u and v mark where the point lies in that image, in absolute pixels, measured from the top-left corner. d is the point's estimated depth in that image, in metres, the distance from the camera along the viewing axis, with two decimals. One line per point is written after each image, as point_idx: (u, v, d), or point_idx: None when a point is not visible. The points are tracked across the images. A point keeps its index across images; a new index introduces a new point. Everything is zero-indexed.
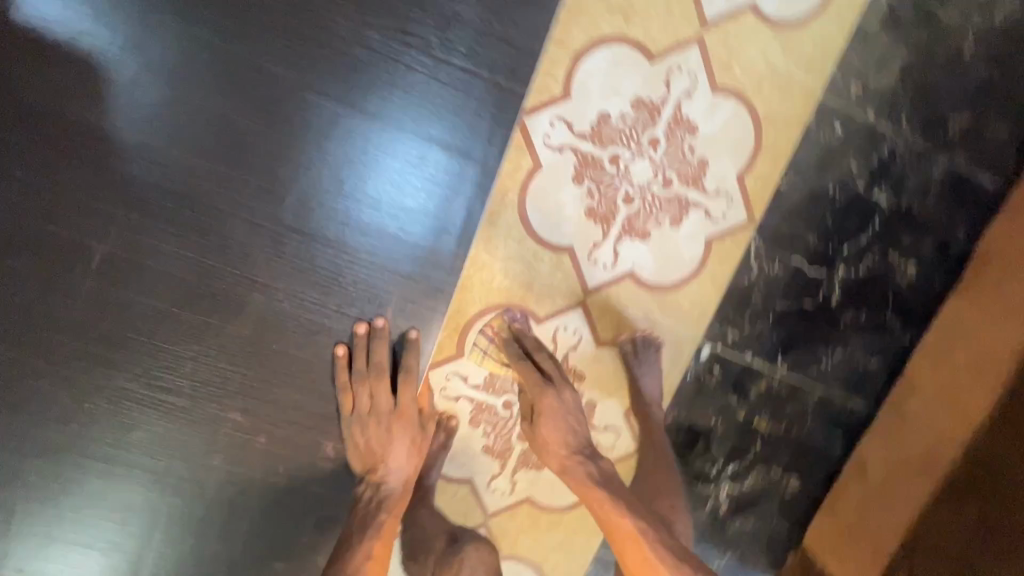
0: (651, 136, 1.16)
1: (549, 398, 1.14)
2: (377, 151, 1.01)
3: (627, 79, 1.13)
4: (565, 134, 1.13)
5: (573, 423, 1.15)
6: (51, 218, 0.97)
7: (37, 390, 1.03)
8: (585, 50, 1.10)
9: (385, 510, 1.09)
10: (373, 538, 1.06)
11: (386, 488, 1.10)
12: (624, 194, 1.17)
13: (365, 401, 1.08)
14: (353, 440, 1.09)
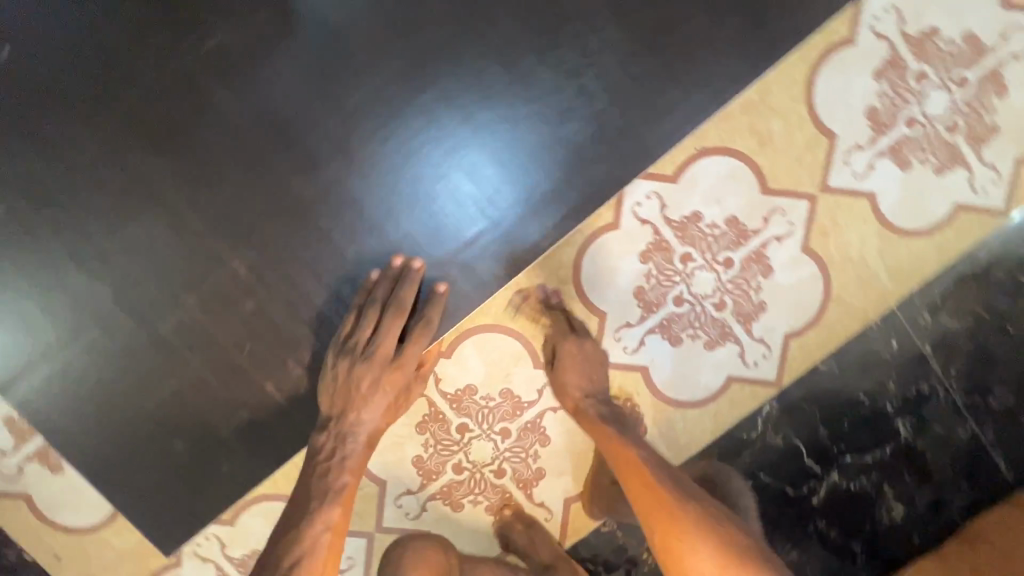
0: (728, 257, 1.14)
1: (571, 342, 1.08)
2: (458, 128, 1.01)
3: (733, 196, 1.13)
4: (654, 212, 1.12)
5: (590, 368, 1.09)
6: (175, 32, 0.98)
7: (55, 169, 0.99)
8: (711, 151, 1.12)
9: (346, 474, 0.96)
10: (333, 507, 0.92)
11: (348, 445, 0.98)
12: (677, 293, 1.15)
13: (366, 334, 0.98)
14: (336, 373, 0.98)
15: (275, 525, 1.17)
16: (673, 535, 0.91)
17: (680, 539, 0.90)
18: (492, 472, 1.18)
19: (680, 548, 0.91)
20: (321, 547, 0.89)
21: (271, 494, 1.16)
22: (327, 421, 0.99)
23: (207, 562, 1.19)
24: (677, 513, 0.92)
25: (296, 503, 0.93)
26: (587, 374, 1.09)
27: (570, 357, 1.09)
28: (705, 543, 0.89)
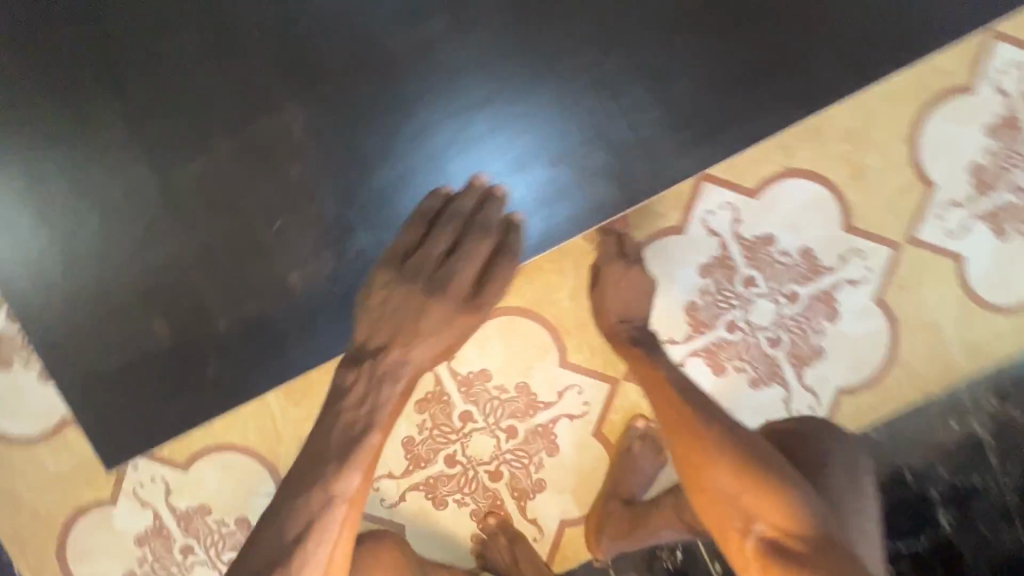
0: (794, 290, 1.04)
1: (617, 268, 0.94)
2: (472, 74, 0.78)
3: (813, 225, 1.03)
4: (725, 224, 1.02)
5: (635, 298, 0.93)
6: None
7: None
8: (799, 172, 1.02)
9: (375, 429, 0.71)
10: (359, 470, 0.68)
11: (383, 390, 0.72)
12: (731, 318, 1.04)
13: (437, 252, 0.74)
14: (391, 283, 0.73)
15: (234, 480, 1.04)
16: (694, 451, 0.82)
17: (700, 458, 0.81)
18: (488, 473, 1.05)
19: (699, 470, 0.81)
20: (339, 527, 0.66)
21: (240, 444, 1.03)
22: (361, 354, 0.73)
23: (147, 507, 1.04)
24: (702, 431, 0.82)
25: (291, 480, 0.68)
26: (624, 303, 0.94)
27: (613, 287, 0.94)
28: (728, 461, 0.79)
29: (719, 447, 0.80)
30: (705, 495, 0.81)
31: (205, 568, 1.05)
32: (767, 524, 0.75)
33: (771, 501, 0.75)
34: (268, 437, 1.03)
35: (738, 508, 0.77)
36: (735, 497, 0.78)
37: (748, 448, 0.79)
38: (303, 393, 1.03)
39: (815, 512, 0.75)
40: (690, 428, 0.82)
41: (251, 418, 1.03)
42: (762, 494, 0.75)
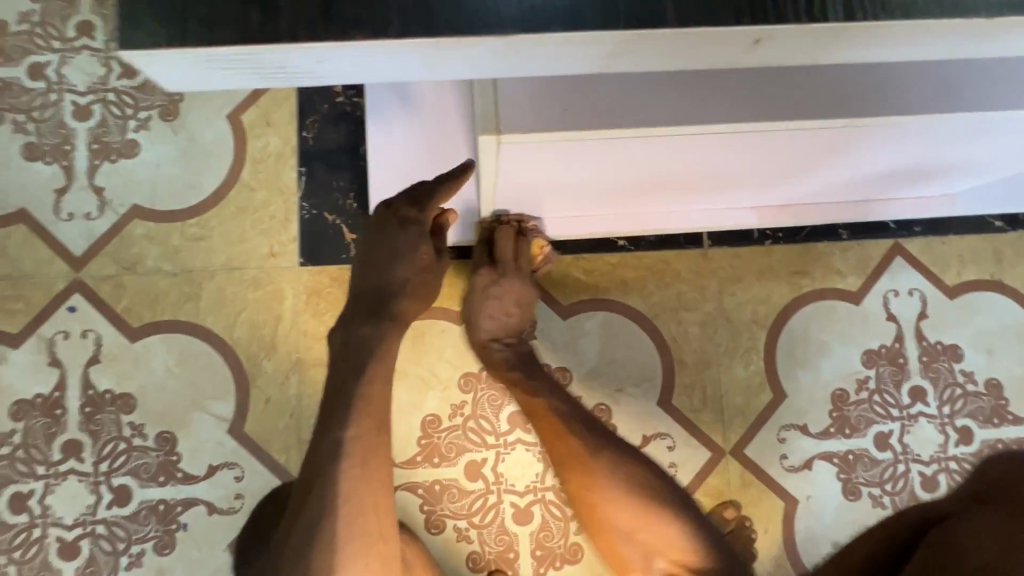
0: (967, 427, 0.81)
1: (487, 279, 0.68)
2: None
3: (1010, 358, 0.82)
4: (908, 314, 0.82)
5: (504, 311, 0.69)
6: None
7: None
8: (1009, 290, 0.83)
9: (380, 381, 0.52)
10: (367, 425, 0.50)
11: (384, 336, 0.53)
12: (885, 431, 0.80)
13: (429, 250, 0.58)
14: (398, 283, 0.56)
15: (187, 377, 0.75)
16: (571, 472, 0.62)
17: (579, 492, 0.61)
18: (513, 509, 0.75)
19: (586, 500, 0.61)
20: (358, 495, 0.49)
21: (218, 336, 0.76)
22: (362, 302, 0.55)
23: (56, 368, 0.74)
24: (585, 470, 0.60)
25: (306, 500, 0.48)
26: (500, 317, 0.69)
27: (483, 302, 0.69)
28: (609, 488, 0.60)
29: (597, 472, 0.60)
30: (602, 533, 0.62)
31: (82, 484, 0.72)
32: (659, 555, 0.59)
33: (657, 527, 0.58)
34: (257, 342, 0.76)
35: (632, 542, 0.60)
36: (627, 535, 0.60)
37: (635, 480, 0.59)
38: (328, 304, 0.77)
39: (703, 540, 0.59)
40: (571, 462, 0.62)
41: (249, 308, 0.77)
42: (653, 530, 0.59)
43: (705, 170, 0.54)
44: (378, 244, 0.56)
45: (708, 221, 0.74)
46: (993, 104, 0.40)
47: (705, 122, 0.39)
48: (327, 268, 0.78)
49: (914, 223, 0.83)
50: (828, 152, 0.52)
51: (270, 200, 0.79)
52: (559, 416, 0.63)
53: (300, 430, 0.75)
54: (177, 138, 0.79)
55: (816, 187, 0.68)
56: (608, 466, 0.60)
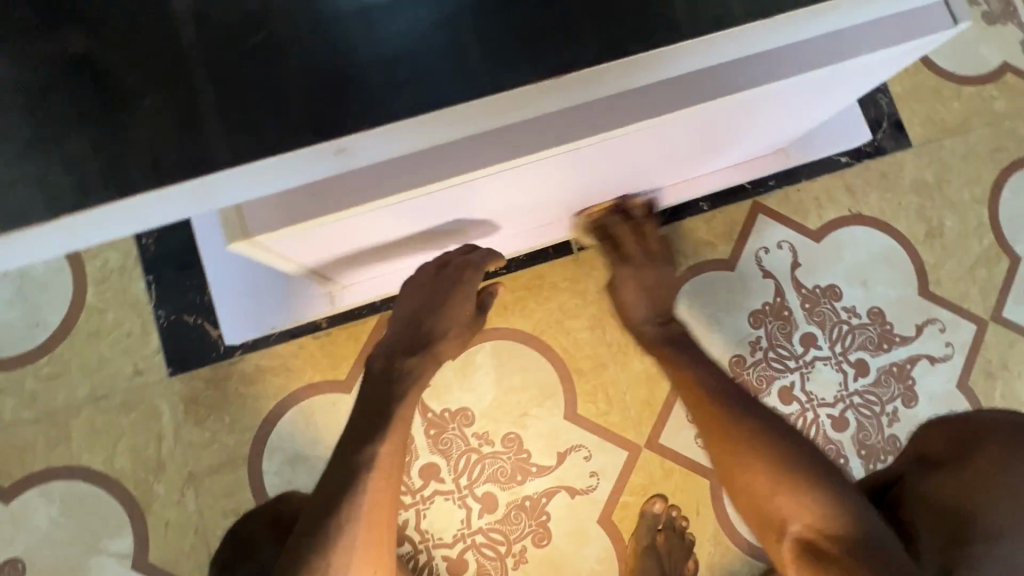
0: (862, 359, 0.83)
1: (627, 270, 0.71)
2: None
3: (886, 283, 0.85)
4: (783, 266, 0.84)
5: (653, 296, 0.71)
6: None
7: None
8: (868, 220, 0.86)
9: (411, 407, 0.59)
10: (395, 443, 0.55)
11: (422, 369, 0.61)
12: (786, 384, 0.82)
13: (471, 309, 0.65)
14: (441, 330, 0.62)
15: (75, 524, 0.71)
16: (716, 434, 0.62)
17: (721, 458, 0.62)
18: (447, 561, 0.74)
19: (728, 458, 0.61)
20: (376, 502, 0.52)
21: (100, 472, 0.72)
22: (412, 342, 0.61)
23: None
24: (732, 434, 0.61)
25: (331, 505, 0.50)
26: (650, 303, 0.71)
27: (630, 290, 0.71)
28: (757, 452, 0.59)
29: (746, 433, 0.60)
30: (738, 495, 0.61)
31: None
32: (798, 521, 0.56)
33: (799, 493, 0.56)
34: (141, 467, 0.73)
35: (773, 510, 0.58)
36: (766, 497, 0.58)
37: (800, 452, 0.58)
38: (209, 409, 0.74)
39: (864, 506, 0.54)
40: (714, 425, 0.63)
41: (126, 434, 0.73)
42: (807, 492, 0.56)
43: (512, 197, 0.54)
44: (432, 292, 0.61)
45: (559, 228, 0.76)
46: (725, 90, 0.40)
47: (449, 176, 0.39)
48: (199, 372, 0.75)
49: (767, 178, 0.85)
50: (621, 155, 0.51)
51: (124, 317, 0.75)
52: (705, 390, 0.65)
53: (210, 546, 0.72)
54: (7, 280, 0.75)
55: (638, 185, 0.70)
56: (755, 436, 0.60)
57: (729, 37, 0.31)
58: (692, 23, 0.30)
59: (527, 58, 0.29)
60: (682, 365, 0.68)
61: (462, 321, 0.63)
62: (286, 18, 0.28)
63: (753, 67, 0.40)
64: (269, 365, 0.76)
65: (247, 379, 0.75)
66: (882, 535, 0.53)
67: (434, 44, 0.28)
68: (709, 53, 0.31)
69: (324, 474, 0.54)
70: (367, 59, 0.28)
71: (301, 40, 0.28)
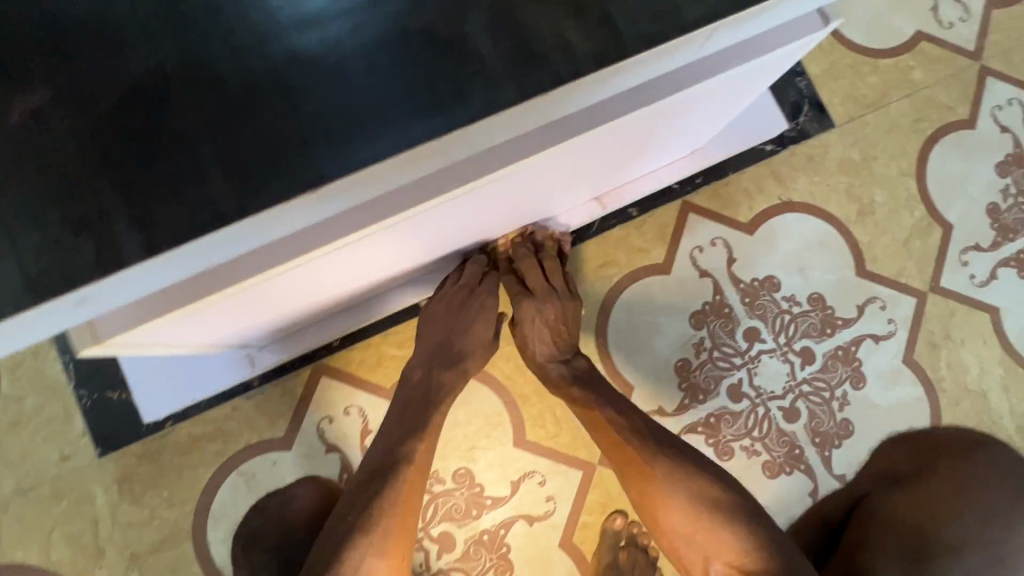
0: (807, 347, 0.83)
1: (528, 307, 0.68)
2: None
3: (823, 268, 0.85)
4: (719, 264, 0.84)
5: (554, 330, 0.70)
6: None
7: None
8: (799, 207, 0.86)
9: (436, 424, 0.67)
10: (426, 453, 0.65)
11: (454, 384, 0.68)
12: (734, 382, 0.82)
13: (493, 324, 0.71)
14: (468, 349, 0.69)
15: None
16: (637, 473, 0.64)
17: (642, 495, 0.64)
18: None
19: (651, 501, 0.63)
20: (402, 515, 0.61)
21: (37, 565, 0.70)
22: (439, 359, 0.68)
23: None
24: (653, 473, 0.63)
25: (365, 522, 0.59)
26: (549, 337, 0.70)
27: (530, 326, 0.69)
28: (673, 495, 0.62)
29: (663, 475, 0.62)
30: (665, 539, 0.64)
31: None
32: (722, 560, 0.60)
33: (715, 532, 0.60)
34: (81, 555, 0.70)
35: (693, 546, 0.62)
36: (689, 537, 0.62)
37: (711, 490, 0.61)
38: (144, 485, 0.72)
39: (771, 538, 0.60)
40: (632, 465, 0.65)
41: (60, 523, 0.70)
42: (719, 532, 0.60)
43: (387, 257, 0.52)
44: (453, 315, 0.67)
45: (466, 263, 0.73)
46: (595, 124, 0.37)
47: (249, 275, 0.36)
48: (129, 448, 0.72)
49: (694, 176, 0.84)
50: (501, 198, 0.50)
51: (42, 402, 0.72)
52: (627, 429, 0.65)
53: None
54: None
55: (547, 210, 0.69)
56: (672, 479, 0.62)
57: (529, 105, 0.32)
58: (464, 107, 0.31)
59: (277, 172, 0.30)
60: (588, 400, 0.68)
61: (484, 339, 0.70)
62: (56, 159, 0.29)
63: (630, 96, 0.37)
64: (202, 432, 0.73)
65: (180, 449, 0.73)
66: (783, 561, 0.59)
67: (174, 169, 0.29)
68: (501, 129, 0.32)
69: (353, 491, 0.62)
70: (111, 194, 0.29)
71: (69, 183, 0.29)
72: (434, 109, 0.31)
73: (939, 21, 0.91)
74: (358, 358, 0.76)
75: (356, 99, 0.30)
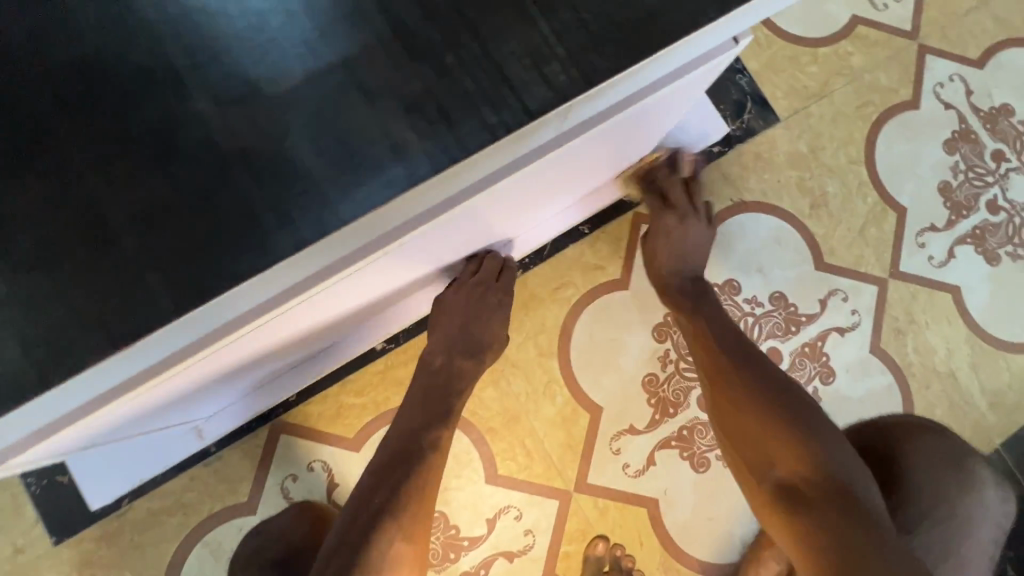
0: (773, 348, 0.82)
1: (669, 227, 0.69)
2: None
3: (782, 265, 0.84)
4: None
5: (686, 251, 0.69)
6: None
7: None
8: (752, 206, 0.85)
9: (463, 403, 0.64)
10: (451, 431, 0.62)
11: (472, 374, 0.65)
12: None
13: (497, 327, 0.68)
14: (487, 342, 0.66)
15: None
16: (713, 380, 0.58)
17: (715, 398, 0.58)
18: None
19: (723, 403, 0.57)
20: (430, 486, 0.56)
21: None
22: (462, 346, 0.65)
23: None
24: (729, 376, 0.57)
25: (393, 484, 0.55)
26: (682, 258, 0.69)
27: (665, 244, 0.70)
28: (746, 395, 0.55)
29: (736, 381, 0.56)
30: (725, 430, 0.56)
31: None
32: (784, 468, 0.51)
33: (777, 437, 0.52)
34: None
35: (751, 453, 0.53)
36: (751, 442, 0.53)
37: (780, 396, 0.54)
38: (106, 570, 0.69)
39: (845, 456, 0.50)
40: (711, 364, 0.59)
41: None
42: (787, 433, 0.51)
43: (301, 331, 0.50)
44: (473, 309, 0.64)
45: (394, 321, 0.70)
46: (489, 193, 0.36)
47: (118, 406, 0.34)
48: (86, 533, 0.69)
49: None
50: (398, 265, 0.45)
51: None
52: (709, 334, 0.61)
53: None
54: None
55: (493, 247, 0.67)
56: (748, 380, 0.56)
57: (386, 207, 0.30)
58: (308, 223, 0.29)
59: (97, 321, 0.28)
60: (687, 311, 0.66)
61: (502, 332, 0.68)
62: None
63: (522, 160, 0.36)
64: (162, 507, 0.71)
65: (140, 528, 0.70)
66: (855, 482, 0.49)
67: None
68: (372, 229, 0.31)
69: (380, 457, 0.58)
70: None
71: None
72: (253, 234, 0.29)
73: (873, 3, 0.91)
74: (317, 411, 0.74)
75: (165, 235, 0.29)
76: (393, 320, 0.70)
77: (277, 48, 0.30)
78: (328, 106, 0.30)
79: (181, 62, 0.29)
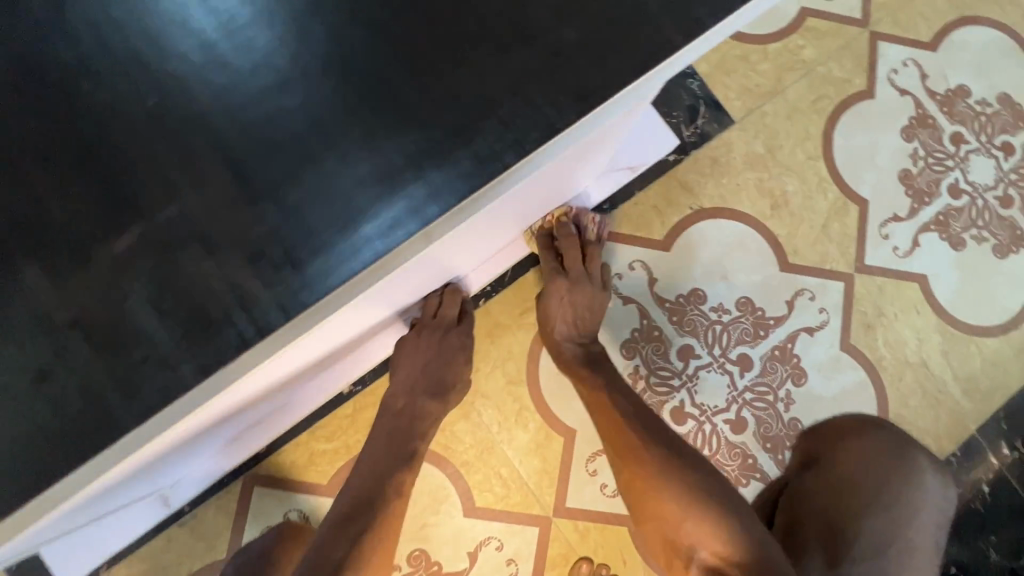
0: (743, 354, 0.82)
1: (563, 286, 0.68)
2: None
3: (746, 269, 0.84)
4: (641, 287, 0.82)
5: (579, 314, 0.69)
6: None
7: None
8: (712, 212, 0.84)
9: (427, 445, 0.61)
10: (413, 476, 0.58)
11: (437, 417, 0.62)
12: (676, 404, 0.80)
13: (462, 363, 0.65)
14: (450, 382, 0.64)
15: None
16: (626, 458, 0.59)
17: (631, 481, 0.58)
18: None
19: (641, 483, 0.57)
20: (389, 534, 0.52)
21: None
22: (426, 387, 0.62)
23: None
24: (642, 457, 0.57)
25: (350, 535, 0.49)
26: (574, 320, 0.69)
27: (555, 305, 0.69)
28: (660, 479, 0.55)
29: (649, 460, 0.57)
30: (650, 527, 0.56)
31: None
32: (708, 549, 0.50)
33: (698, 518, 0.52)
34: None
35: (679, 535, 0.53)
36: (674, 524, 0.53)
37: (694, 477, 0.55)
38: None
39: (762, 532, 0.51)
40: (620, 441, 0.60)
41: None
42: (706, 513, 0.52)
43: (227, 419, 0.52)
44: (433, 350, 0.63)
45: (349, 371, 0.69)
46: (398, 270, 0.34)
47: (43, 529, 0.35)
48: None
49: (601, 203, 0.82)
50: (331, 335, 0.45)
51: None
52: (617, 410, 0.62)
53: None
54: None
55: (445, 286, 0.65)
56: (659, 458, 0.57)
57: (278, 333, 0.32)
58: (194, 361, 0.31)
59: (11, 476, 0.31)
60: (591, 375, 0.66)
61: (466, 372, 0.65)
62: None
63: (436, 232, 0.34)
64: (141, 570, 0.71)
65: None
66: (777, 559, 0.49)
67: None
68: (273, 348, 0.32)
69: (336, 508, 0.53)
70: None
71: None
72: (125, 399, 0.31)
73: None
74: (288, 460, 0.74)
75: (36, 406, 0.31)
76: (352, 366, 0.68)
77: (109, 217, 0.31)
78: (166, 261, 0.31)
79: (30, 243, 0.31)
